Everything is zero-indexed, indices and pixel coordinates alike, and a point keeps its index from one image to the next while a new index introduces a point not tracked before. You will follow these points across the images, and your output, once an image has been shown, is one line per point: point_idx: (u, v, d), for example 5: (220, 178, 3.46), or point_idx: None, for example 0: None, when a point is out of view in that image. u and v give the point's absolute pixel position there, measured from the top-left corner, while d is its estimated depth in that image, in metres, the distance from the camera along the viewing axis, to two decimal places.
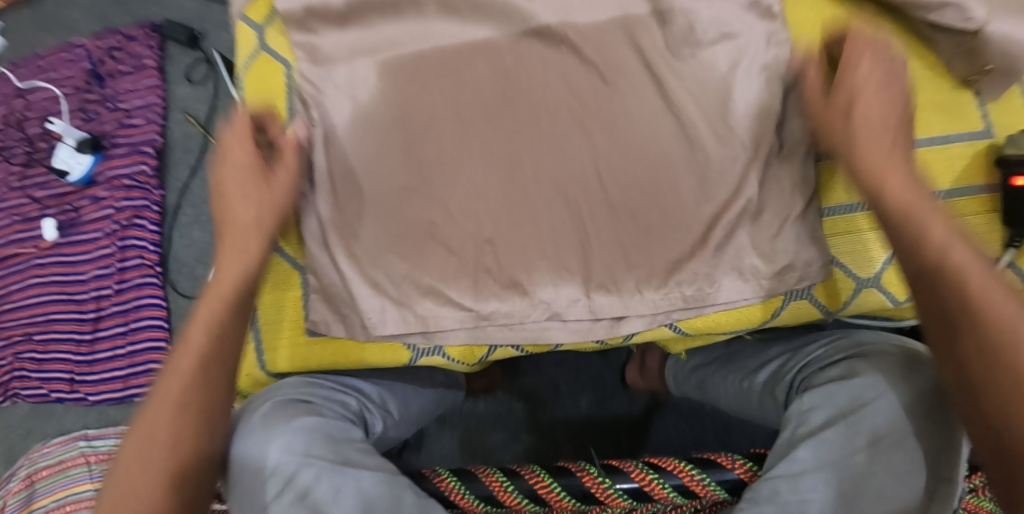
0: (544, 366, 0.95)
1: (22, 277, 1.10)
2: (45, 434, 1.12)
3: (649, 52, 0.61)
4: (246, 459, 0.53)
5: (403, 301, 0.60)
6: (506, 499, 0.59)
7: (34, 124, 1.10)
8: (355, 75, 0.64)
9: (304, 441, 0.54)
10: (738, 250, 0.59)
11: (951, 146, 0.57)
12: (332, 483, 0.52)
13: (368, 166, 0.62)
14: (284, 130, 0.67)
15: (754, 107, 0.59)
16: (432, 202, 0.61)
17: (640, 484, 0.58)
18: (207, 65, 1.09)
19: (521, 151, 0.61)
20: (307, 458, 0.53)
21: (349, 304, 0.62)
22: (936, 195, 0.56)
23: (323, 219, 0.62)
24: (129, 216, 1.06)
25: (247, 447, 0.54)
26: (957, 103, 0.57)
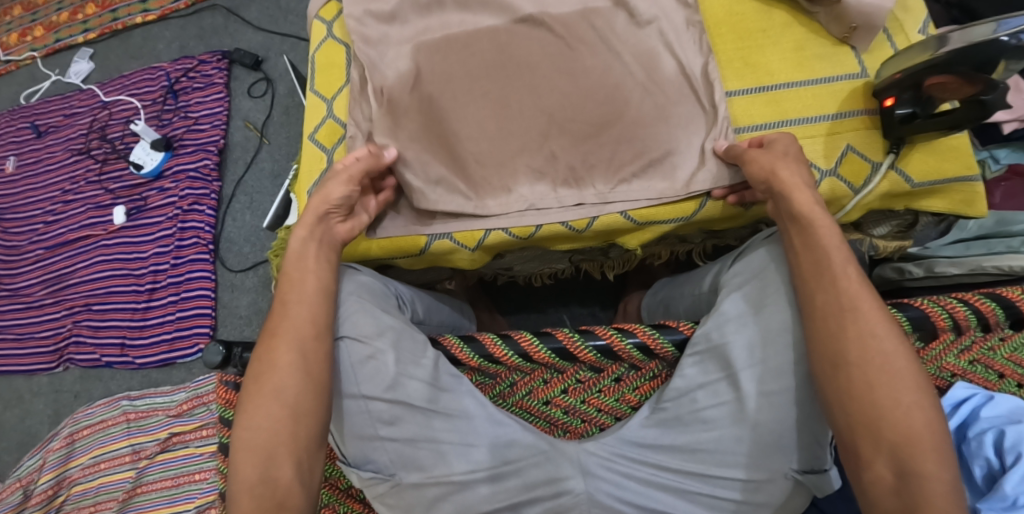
0: (541, 325, 1.10)
1: (90, 255, 1.29)
2: (92, 396, 1.26)
3: (614, 27, 0.79)
4: None
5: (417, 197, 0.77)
6: (500, 356, 0.72)
7: (116, 130, 1.33)
8: (394, 52, 0.83)
9: (350, 291, 0.71)
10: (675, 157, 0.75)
11: (833, 84, 0.75)
12: (375, 322, 0.68)
13: (400, 109, 0.80)
14: (341, 91, 0.86)
15: (695, 58, 0.78)
16: (449, 130, 0.78)
17: (606, 342, 0.72)
18: (266, 82, 1.33)
19: (512, 95, 0.78)
20: (354, 304, 0.70)
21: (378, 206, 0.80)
22: (828, 116, 0.74)
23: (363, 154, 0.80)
24: (190, 202, 1.25)
25: None
26: (837, 54, 0.75)
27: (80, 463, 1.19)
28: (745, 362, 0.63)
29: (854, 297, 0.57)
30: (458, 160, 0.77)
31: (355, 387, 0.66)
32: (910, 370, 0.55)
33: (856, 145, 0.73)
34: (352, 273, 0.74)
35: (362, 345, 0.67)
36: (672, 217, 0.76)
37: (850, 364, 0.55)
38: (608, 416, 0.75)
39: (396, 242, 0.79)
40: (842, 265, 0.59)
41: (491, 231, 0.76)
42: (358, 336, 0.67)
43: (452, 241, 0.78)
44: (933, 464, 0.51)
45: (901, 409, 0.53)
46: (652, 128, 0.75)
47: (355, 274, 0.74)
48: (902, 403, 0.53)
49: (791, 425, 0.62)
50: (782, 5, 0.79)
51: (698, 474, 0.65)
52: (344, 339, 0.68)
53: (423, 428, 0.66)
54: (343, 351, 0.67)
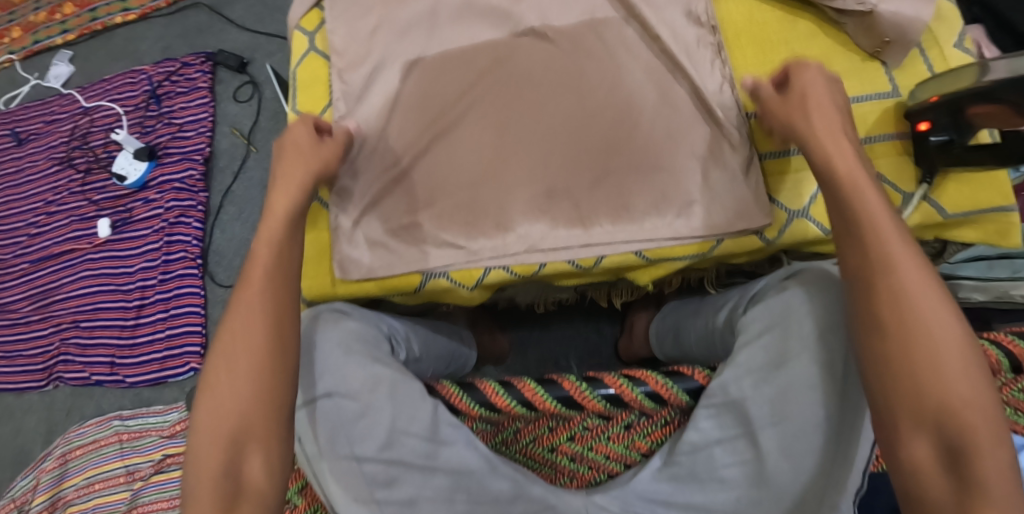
0: (546, 343, 1.06)
1: (76, 270, 1.24)
2: (83, 415, 1.23)
3: (622, 43, 0.73)
4: (308, 348, 0.66)
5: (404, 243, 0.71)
6: (500, 403, 0.68)
7: (97, 137, 1.28)
8: (379, 75, 0.77)
9: (339, 338, 0.67)
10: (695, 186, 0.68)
11: (863, 104, 0.68)
12: (365, 375, 0.64)
13: (389, 136, 0.74)
14: (326, 111, 0.80)
15: (709, 77, 0.71)
16: (438, 163, 0.72)
17: (615, 391, 0.67)
18: (252, 86, 1.26)
19: (510, 120, 0.72)
20: (343, 354, 0.65)
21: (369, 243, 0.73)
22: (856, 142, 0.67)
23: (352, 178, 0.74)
24: (176, 214, 1.20)
25: (306, 339, 0.67)
26: (867, 71, 0.69)
27: (74, 483, 1.16)
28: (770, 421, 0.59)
29: (893, 278, 0.49)
30: (451, 193, 0.71)
31: (342, 448, 0.61)
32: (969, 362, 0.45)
33: (886, 175, 0.67)
34: (340, 317, 0.70)
35: (353, 402, 0.62)
36: (687, 255, 0.70)
37: (885, 330, 0.47)
38: (617, 463, 0.70)
39: (388, 281, 0.72)
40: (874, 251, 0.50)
41: (491, 269, 0.71)
42: (348, 392, 0.63)
43: (448, 280, 0.72)
44: (993, 446, 0.43)
45: (950, 396, 0.44)
46: (665, 156, 0.69)
47: (343, 318, 0.69)
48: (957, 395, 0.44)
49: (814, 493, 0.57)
50: (808, 15, 0.72)
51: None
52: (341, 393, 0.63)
53: (421, 487, 0.61)
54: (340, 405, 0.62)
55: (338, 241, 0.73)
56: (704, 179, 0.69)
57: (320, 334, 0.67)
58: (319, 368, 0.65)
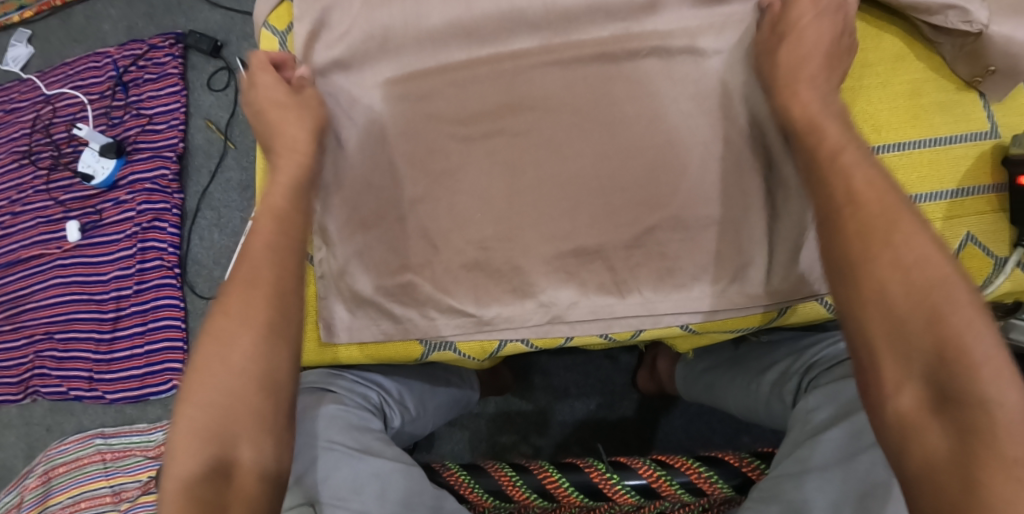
0: (553, 369, 0.96)
1: (46, 277, 1.14)
2: (64, 431, 1.16)
3: (660, 62, 0.60)
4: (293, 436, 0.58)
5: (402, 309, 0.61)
6: (515, 494, 0.59)
7: (61, 129, 1.15)
8: (360, 95, 0.63)
9: (329, 423, 0.58)
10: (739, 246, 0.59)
11: (955, 146, 0.57)
12: (356, 470, 0.55)
13: (373, 174, 0.62)
14: None
15: (760, 108, 0.59)
16: (436, 213, 0.60)
17: (648, 481, 0.58)
18: (228, 72, 1.13)
19: (524, 158, 0.60)
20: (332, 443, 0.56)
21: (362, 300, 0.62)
22: (942, 195, 0.56)
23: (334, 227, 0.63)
24: (149, 218, 1.09)
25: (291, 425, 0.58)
26: (961, 105, 0.57)
27: (59, 501, 1.09)
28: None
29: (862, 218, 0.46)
30: (455, 250, 0.60)
31: None
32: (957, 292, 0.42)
33: (977, 236, 0.56)
34: (329, 398, 0.61)
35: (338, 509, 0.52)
36: (743, 326, 0.61)
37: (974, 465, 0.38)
38: None
39: (387, 346, 0.63)
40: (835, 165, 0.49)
41: (507, 341, 0.61)
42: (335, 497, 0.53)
43: (453, 351, 0.63)
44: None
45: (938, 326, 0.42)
46: (706, 211, 0.58)
47: (330, 402, 0.60)
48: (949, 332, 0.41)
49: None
50: (893, 28, 0.59)
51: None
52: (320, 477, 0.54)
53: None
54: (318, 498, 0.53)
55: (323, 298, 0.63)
56: (757, 239, 0.59)
57: (306, 420, 0.59)
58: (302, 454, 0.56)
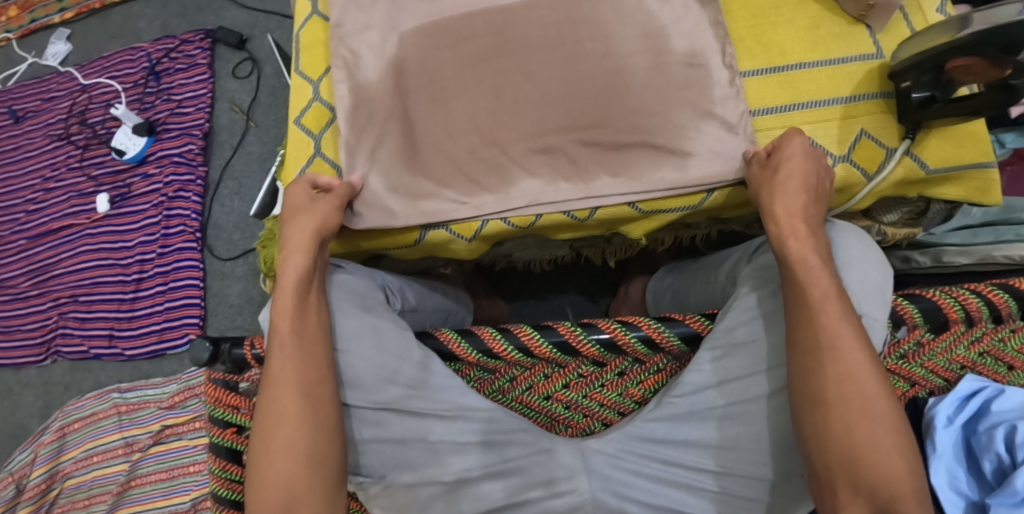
0: (537, 309, 1.08)
1: (75, 245, 1.26)
2: (81, 390, 1.24)
3: (617, 7, 0.73)
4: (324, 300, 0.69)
5: (405, 203, 0.72)
6: (498, 350, 0.68)
7: (96, 113, 1.29)
8: (388, 43, 0.77)
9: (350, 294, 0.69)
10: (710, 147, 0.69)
11: (848, 65, 0.72)
12: (357, 323, 0.67)
13: (388, 98, 0.76)
14: (327, 74, 0.81)
15: (693, 37, 0.72)
16: (434, 128, 0.73)
17: (610, 336, 0.67)
18: (251, 62, 1.29)
19: (503, 84, 0.73)
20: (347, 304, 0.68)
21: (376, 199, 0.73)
22: (839, 100, 0.71)
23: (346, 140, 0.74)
24: (175, 188, 1.23)
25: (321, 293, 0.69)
26: (853, 33, 0.73)
27: (72, 456, 1.18)
28: (765, 365, 0.63)
29: (834, 335, 0.55)
30: (450, 158, 0.73)
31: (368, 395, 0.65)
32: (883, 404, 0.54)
33: (870, 131, 0.71)
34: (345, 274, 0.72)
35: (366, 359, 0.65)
36: (679, 207, 0.72)
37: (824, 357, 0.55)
38: (612, 411, 0.71)
39: (390, 236, 0.75)
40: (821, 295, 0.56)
41: (490, 221, 0.72)
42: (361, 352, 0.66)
43: (447, 231, 0.74)
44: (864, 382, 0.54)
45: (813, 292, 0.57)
46: (653, 114, 0.70)
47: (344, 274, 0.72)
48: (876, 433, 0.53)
49: (790, 440, 0.61)
50: None
51: (683, 486, 0.64)
52: (354, 342, 0.66)
53: (409, 435, 0.64)
54: (352, 357, 0.66)
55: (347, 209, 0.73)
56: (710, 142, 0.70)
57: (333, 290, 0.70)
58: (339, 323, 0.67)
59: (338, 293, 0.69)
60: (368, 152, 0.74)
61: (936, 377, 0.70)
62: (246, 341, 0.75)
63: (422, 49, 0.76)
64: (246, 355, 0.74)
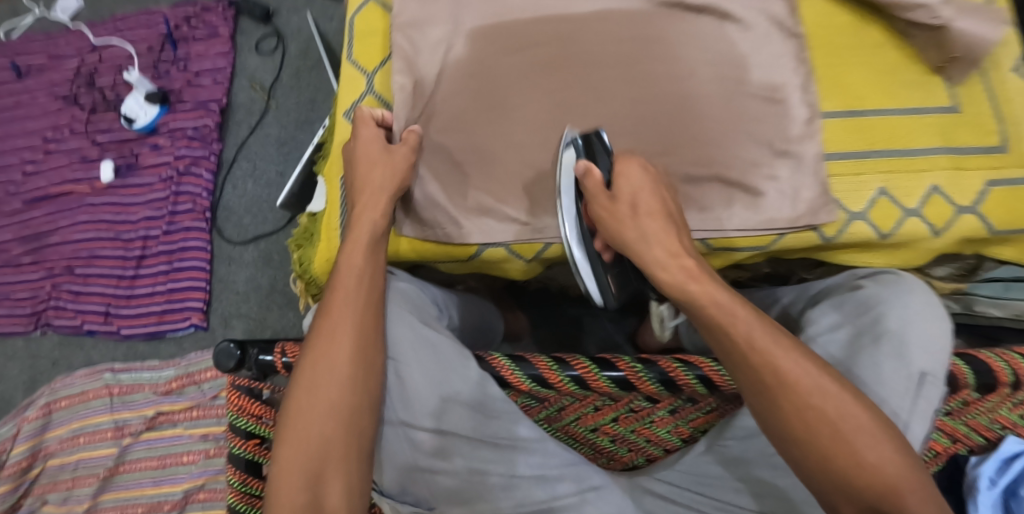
0: (560, 326, 1.05)
1: (74, 213, 1.19)
2: (71, 366, 1.18)
3: (689, 28, 0.70)
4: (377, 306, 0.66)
5: (462, 216, 0.70)
6: (553, 379, 0.65)
7: (105, 77, 1.23)
8: (451, 42, 0.73)
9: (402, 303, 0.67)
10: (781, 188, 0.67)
11: (924, 116, 0.70)
12: (410, 335, 0.64)
13: (446, 100, 0.72)
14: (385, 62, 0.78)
15: (771, 70, 0.69)
16: (496, 138, 0.70)
17: (668, 372, 0.64)
18: (277, 38, 1.24)
19: (571, 100, 0.69)
20: (400, 314, 0.66)
21: (435, 213, 0.71)
22: (912, 151, 0.69)
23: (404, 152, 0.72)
24: (187, 164, 1.17)
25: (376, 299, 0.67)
26: (928, 85, 0.71)
27: (58, 435, 1.12)
28: None
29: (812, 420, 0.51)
30: (510, 174, 0.69)
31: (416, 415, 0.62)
32: (871, 420, 0.51)
33: (942, 187, 0.69)
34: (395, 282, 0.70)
35: (417, 373, 0.63)
36: (750, 246, 0.69)
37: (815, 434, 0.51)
38: (657, 448, 0.72)
39: (443, 249, 0.72)
40: (746, 335, 0.54)
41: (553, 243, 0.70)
42: (412, 364, 0.63)
43: (506, 249, 0.71)
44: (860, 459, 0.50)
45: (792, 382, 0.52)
46: (729, 148, 0.67)
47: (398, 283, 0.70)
48: (885, 462, 0.49)
49: None
50: (873, 21, 0.73)
51: None
52: (410, 356, 0.64)
53: (467, 462, 0.61)
54: (403, 372, 0.63)
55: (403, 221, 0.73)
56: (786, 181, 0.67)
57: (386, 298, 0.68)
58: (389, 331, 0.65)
59: (395, 304, 0.67)
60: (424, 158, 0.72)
61: (977, 435, 0.69)
62: (278, 347, 0.70)
63: (489, 50, 0.72)
64: (275, 362, 0.70)
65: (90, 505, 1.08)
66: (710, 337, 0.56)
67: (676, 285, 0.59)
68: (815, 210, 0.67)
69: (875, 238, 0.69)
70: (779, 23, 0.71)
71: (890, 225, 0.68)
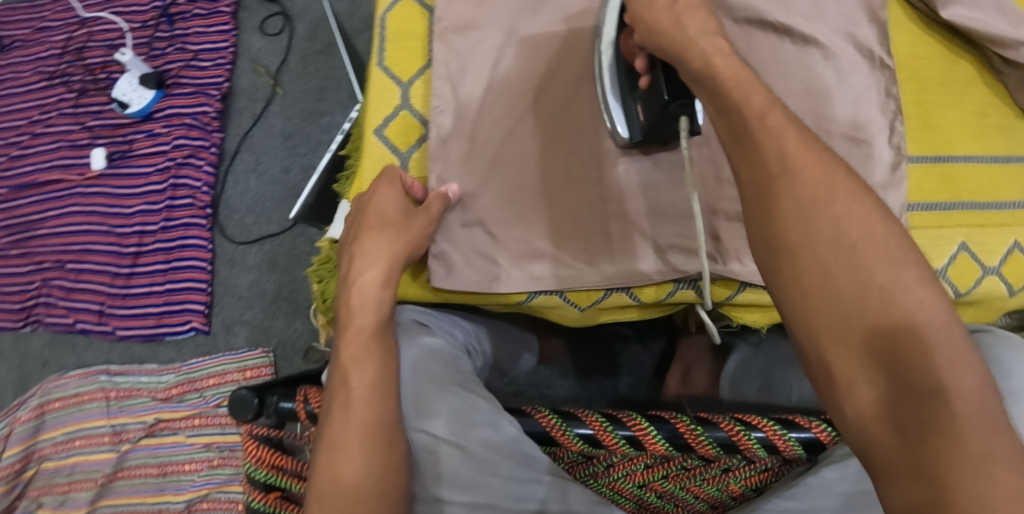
0: (581, 344, 0.99)
1: (63, 203, 1.11)
2: (63, 366, 1.12)
3: (765, 55, 0.63)
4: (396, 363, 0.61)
5: (514, 261, 0.64)
6: (606, 439, 0.61)
7: (95, 54, 1.14)
8: (502, 56, 0.66)
9: (424, 359, 0.61)
10: None
11: (1011, 165, 0.65)
12: (433, 399, 0.59)
13: (498, 124, 0.65)
14: (425, 72, 0.71)
15: (854, 102, 0.63)
16: (556, 169, 0.64)
17: (729, 435, 0.60)
18: (282, 18, 1.15)
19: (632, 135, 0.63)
20: (420, 374, 0.60)
21: (482, 254, 0.64)
22: (995, 207, 0.64)
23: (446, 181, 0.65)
24: (185, 154, 1.09)
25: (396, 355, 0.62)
26: (1019, 130, 0.65)
27: (52, 437, 1.07)
28: None
29: (868, 268, 0.40)
30: (565, 214, 0.64)
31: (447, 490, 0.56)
32: (889, 233, 0.41)
33: (1021, 244, 0.64)
34: (423, 331, 0.65)
35: (443, 442, 0.57)
36: None
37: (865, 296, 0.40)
38: (704, 503, 0.64)
39: (490, 295, 0.65)
40: (760, 108, 0.46)
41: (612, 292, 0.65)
42: (435, 432, 0.57)
43: (560, 297, 0.65)
44: (937, 340, 0.38)
45: (838, 232, 0.41)
46: None
47: (423, 333, 0.64)
48: (898, 283, 0.40)
49: None
50: (966, 55, 0.67)
51: None
52: (436, 422, 0.58)
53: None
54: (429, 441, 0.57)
55: (435, 264, 0.65)
56: None
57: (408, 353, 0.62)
58: (408, 394, 0.59)
59: (425, 363, 0.61)
60: (466, 185, 0.65)
61: None
62: (296, 393, 0.66)
63: (546, 69, 0.65)
64: (296, 409, 0.65)
65: (90, 509, 1.03)
66: (720, 117, 0.48)
67: (700, 53, 0.49)
68: None
69: (952, 296, 0.63)
70: (866, 53, 0.64)
71: (971, 284, 0.63)
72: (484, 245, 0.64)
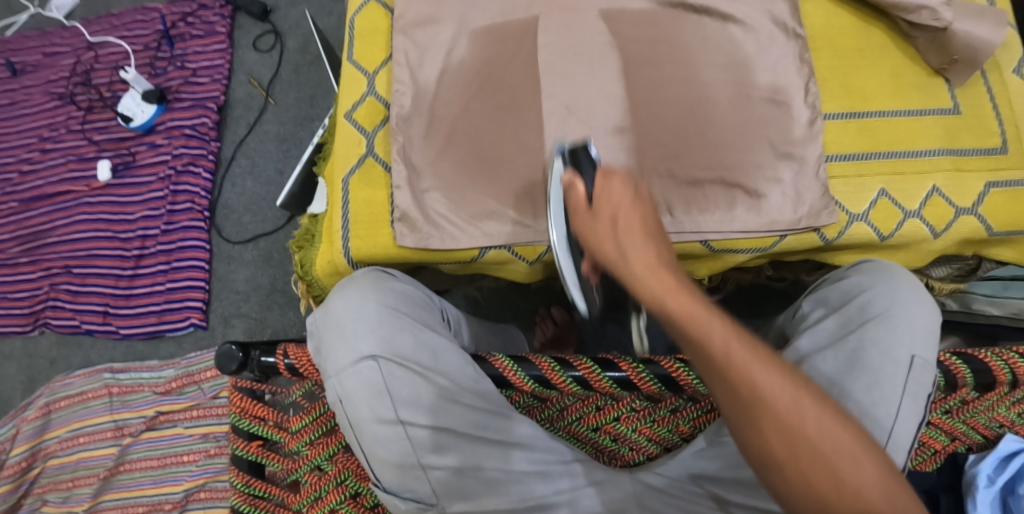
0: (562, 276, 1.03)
1: (71, 213, 1.19)
2: (69, 365, 1.18)
3: (692, 28, 0.70)
4: (358, 301, 0.65)
5: (467, 222, 0.70)
6: (556, 380, 0.65)
7: (102, 74, 1.24)
8: (458, 42, 0.74)
9: (388, 296, 0.66)
10: (792, 189, 0.67)
11: (926, 118, 0.71)
12: (395, 332, 0.64)
13: (452, 102, 0.72)
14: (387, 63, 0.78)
15: (773, 69, 0.70)
16: (503, 138, 0.70)
17: (669, 372, 0.64)
18: (274, 36, 1.24)
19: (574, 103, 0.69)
20: (384, 309, 0.65)
21: (439, 218, 0.70)
22: (913, 155, 0.70)
23: (406, 155, 0.72)
24: (185, 162, 1.17)
25: (357, 295, 0.66)
26: (932, 86, 0.71)
27: (57, 435, 1.11)
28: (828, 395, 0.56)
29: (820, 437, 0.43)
30: (513, 178, 0.69)
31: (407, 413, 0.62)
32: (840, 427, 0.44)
33: (940, 188, 0.69)
34: (383, 276, 0.69)
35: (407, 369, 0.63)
36: (749, 249, 0.70)
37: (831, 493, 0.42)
38: (658, 446, 0.69)
39: (449, 253, 0.71)
40: (724, 346, 0.45)
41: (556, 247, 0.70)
42: (398, 361, 0.63)
43: (509, 251, 0.71)
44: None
45: (792, 422, 0.43)
46: (734, 147, 0.67)
47: (385, 276, 0.69)
48: (859, 473, 0.43)
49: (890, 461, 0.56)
50: (879, 23, 0.73)
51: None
52: (398, 353, 0.63)
53: (468, 456, 0.63)
54: (390, 371, 0.62)
55: (402, 228, 0.70)
56: (790, 181, 0.67)
57: (371, 292, 0.66)
58: (371, 328, 0.64)
59: (394, 301, 0.66)
60: (427, 157, 0.71)
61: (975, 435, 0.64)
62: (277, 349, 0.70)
63: (496, 50, 0.72)
64: (277, 363, 0.69)
65: (91, 505, 1.06)
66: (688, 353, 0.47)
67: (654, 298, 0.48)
68: (817, 211, 0.67)
69: (876, 239, 0.69)
70: (782, 25, 0.71)
71: (892, 226, 0.68)
72: (441, 209, 0.71)
